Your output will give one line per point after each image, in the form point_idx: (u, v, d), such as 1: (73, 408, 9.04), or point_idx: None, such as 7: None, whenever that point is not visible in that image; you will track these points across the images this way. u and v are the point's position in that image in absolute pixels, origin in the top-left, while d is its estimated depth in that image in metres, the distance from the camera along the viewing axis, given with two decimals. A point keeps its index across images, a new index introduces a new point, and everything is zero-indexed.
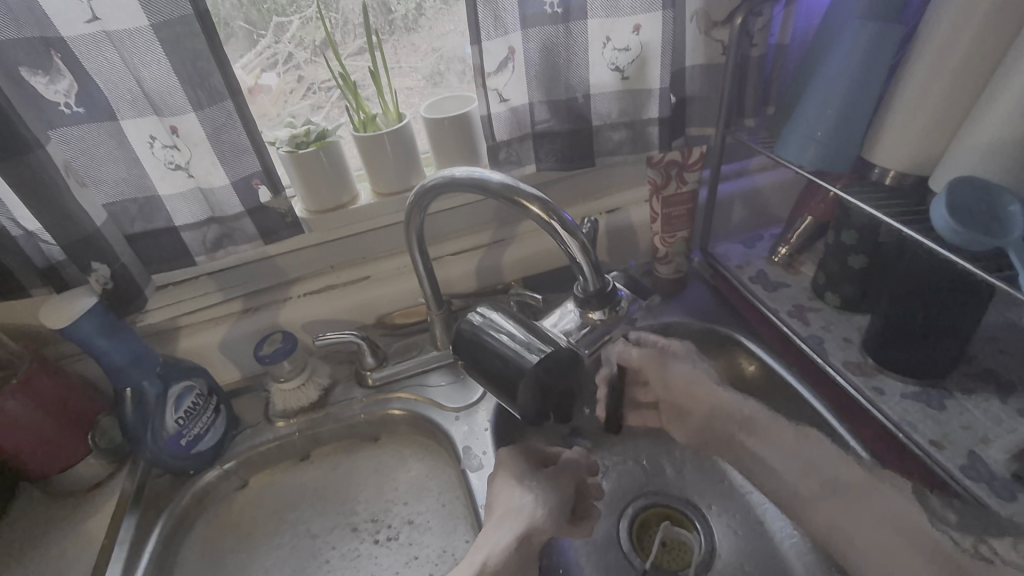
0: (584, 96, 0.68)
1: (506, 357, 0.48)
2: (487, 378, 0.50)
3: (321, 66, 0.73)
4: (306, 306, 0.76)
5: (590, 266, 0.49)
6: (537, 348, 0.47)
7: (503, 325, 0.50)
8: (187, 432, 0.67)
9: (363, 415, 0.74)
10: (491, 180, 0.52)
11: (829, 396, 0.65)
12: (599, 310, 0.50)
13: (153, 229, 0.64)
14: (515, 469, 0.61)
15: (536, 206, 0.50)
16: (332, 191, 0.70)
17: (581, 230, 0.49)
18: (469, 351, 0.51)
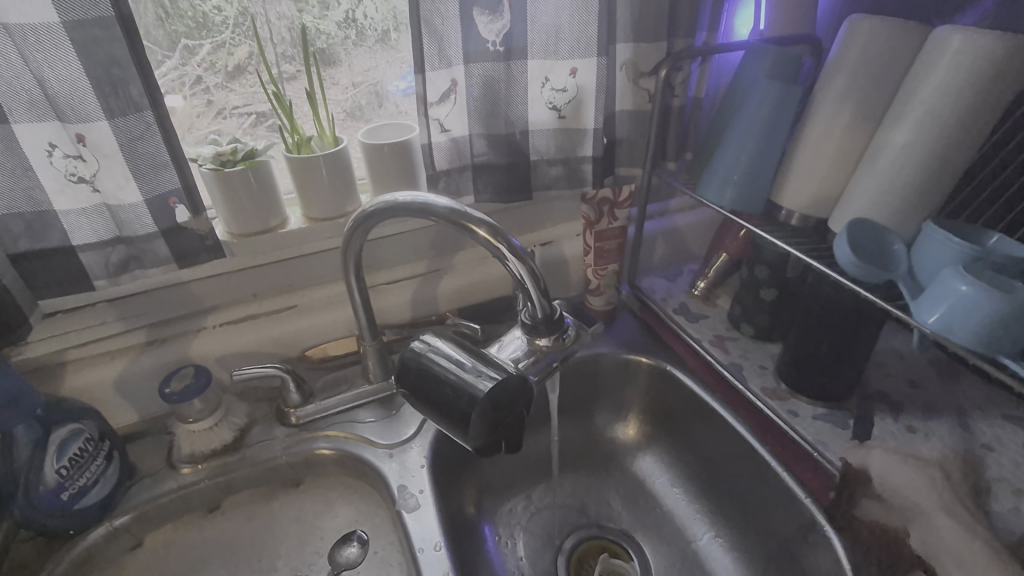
0: (523, 132, 0.71)
1: (455, 387, 0.46)
2: (433, 410, 0.47)
3: (233, 91, 0.69)
4: (221, 338, 0.70)
5: (540, 293, 0.49)
6: (489, 376, 0.46)
7: (450, 354, 0.48)
8: (71, 484, 0.58)
9: (284, 456, 0.68)
10: (437, 204, 0.52)
11: (753, 421, 0.69)
12: (546, 337, 0.50)
13: (41, 250, 0.56)
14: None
15: (484, 230, 0.50)
16: (260, 215, 0.65)
17: (530, 256, 0.49)
18: (413, 381, 0.48)
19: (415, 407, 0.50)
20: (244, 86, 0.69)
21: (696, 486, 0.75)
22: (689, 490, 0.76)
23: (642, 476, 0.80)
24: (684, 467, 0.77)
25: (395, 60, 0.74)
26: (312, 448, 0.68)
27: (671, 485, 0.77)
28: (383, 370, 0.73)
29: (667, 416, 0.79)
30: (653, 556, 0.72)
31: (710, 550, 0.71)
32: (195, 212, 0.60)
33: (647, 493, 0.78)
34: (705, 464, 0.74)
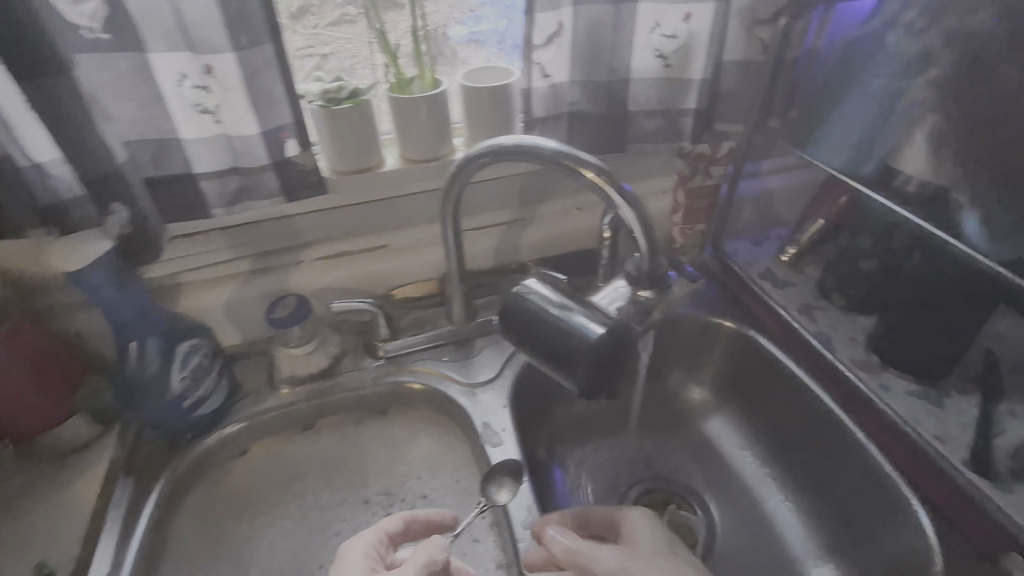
0: (624, 80, 0.68)
1: (564, 330, 0.47)
2: (539, 353, 0.49)
3: (296, 32, 0.69)
4: (321, 271, 0.74)
5: (648, 246, 0.49)
6: (598, 321, 0.47)
7: (555, 299, 0.50)
8: (192, 394, 0.63)
9: (374, 386, 0.72)
10: (544, 146, 0.53)
11: (839, 392, 0.68)
12: (649, 290, 0.50)
13: (168, 176, 0.59)
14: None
15: (593, 172, 0.51)
16: (360, 154, 0.67)
17: (637, 200, 0.50)
18: (521, 324, 0.50)
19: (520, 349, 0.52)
20: (308, 27, 0.69)
21: (768, 449, 0.76)
22: (760, 453, 0.77)
23: (710, 436, 0.80)
24: (756, 430, 0.78)
25: (457, 4, 0.71)
26: (401, 381, 0.72)
27: (739, 446, 0.78)
28: (467, 313, 0.75)
29: (742, 380, 0.78)
30: (717, 510, 0.74)
31: (778, 512, 0.72)
32: (304, 147, 0.62)
33: (714, 451, 0.79)
34: (778, 430, 0.75)
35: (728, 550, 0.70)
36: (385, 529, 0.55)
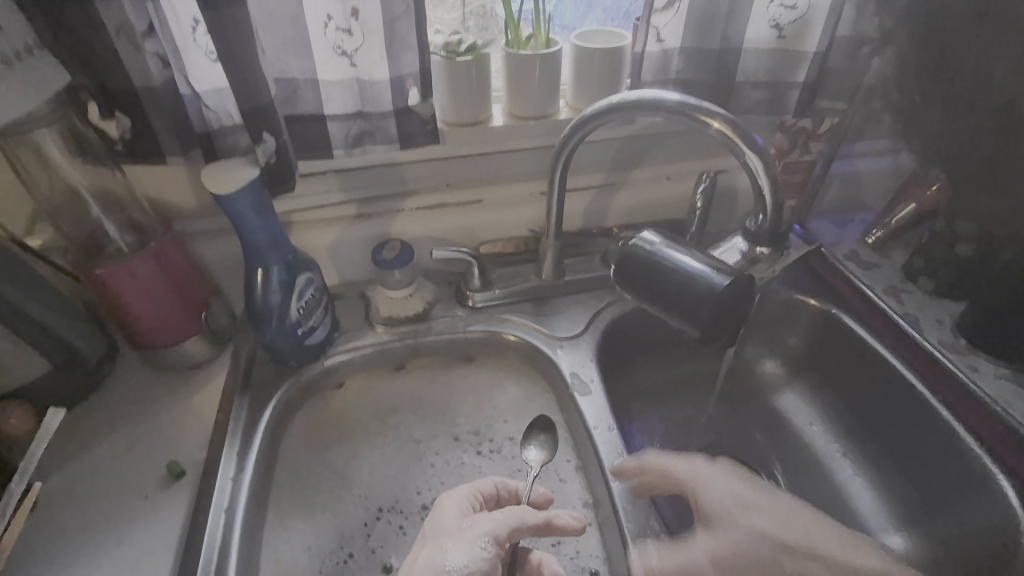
0: (735, 50, 0.69)
1: (688, 280, 0.49)
2: (661, 303, 0.51)
3: None
4: (418, 220, 0.77)
5: (773, 204, 0.52)
6: (723, 271, 0.49)
7: (673, 252, 0.51)
8: (305, 322, 0.68)
9: (465, 333, 0.76)
10: (669, 98, 0.55)
11: (928, 372, 0.68)
12: (767, 247, 0.53)
13: (301, 116, 0.64)
14: (440, 523, 0.53)
15: (717, 121, 0.53)
16: (473, 106, 0.69)
17: (766, 148, 0.52)
18: (641, 275, 0.52)
19: (638, 302, 0.54)
20: None
21: (840, 426, 0.78)
22: (832, 428, 0.79)
23: (782, 409, 0.83)
24: (829, 406, 0.80)
25: None
26: (492, 330, 0.76)
27: (810, 420, 0.81)
28: (556, 270, 0.78)
29: (818, 356, 0.81)
30: (784, 479, 0.77)
31: (850, 484, 0.75)
32: (424, 98, 0.64)
33: (783, 424, 0.82)
34: (854, 408, 0.77)
35: None
36: (478, 489, 0.57)
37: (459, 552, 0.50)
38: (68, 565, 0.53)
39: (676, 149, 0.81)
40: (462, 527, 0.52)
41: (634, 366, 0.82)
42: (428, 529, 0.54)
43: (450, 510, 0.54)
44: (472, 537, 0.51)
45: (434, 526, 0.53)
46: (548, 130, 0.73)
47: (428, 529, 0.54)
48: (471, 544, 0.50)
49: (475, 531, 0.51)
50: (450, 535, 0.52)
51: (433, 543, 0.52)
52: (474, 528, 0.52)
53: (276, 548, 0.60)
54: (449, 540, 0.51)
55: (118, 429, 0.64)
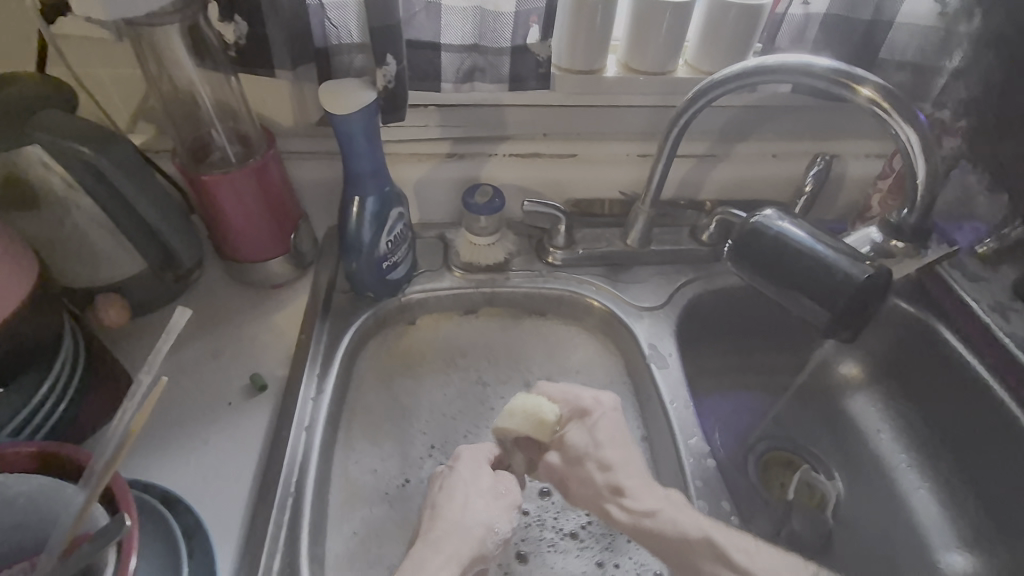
0: (887, 24, 0.64)
1: (822, 265, 0.50)
2: (783, 284, 0.53)
3: None
4: (510, 167, 0.74)
5: (924, 200, 0.50)
6: (864, 263, 0.49)
7: (802, 232, 0.52)
8: (391, 257, 0.67)
9: (540, 288, 0.74)
10: (817, 64, 0.51)
11: None
12: (905, 242, 0.51)
13: (417, 42, 0.61)
14: (472, 479, 0.56)
15: (870, 90, 0.49)
16: (591, 53, 0.65)
17: (923, 126, 0.48)
18: (769, 252, 0.53)
19: (751, 283, 0.56)
20: None
21: (912, 437, 0.75)
22: (903, 438, 0.75)
23: (851, 412, 0.79)
24: (904, 415, 0.76)
25: None
26: (570, 290, 0.74)
27: (879, 428, 0.77)
28: (643, 238, 0.75)
29: (899, 364, 0.76)
30: (842, 481, 0.74)
31: (915, 497, 0.71)
32: (544, 38, 0.61)
33: (849, 427, 0.78)
34: (933, 420, 0.73)
35: (853, 520, 0.71)
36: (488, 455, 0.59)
37: (504, 520, 0.54)
38: (157, 457, 0.55)
39: (789, 126, 0.76)
40: (497, 493, 0.55)
41: (706, 346, 0.79)
42: (460, 475, 0.56)
43: (481, 471, 0.57)
44: (507, 506, 0.55)
45: (468, 478, 0.56)
46: (665, 88, 0.69)
47: (463, 476, 0.56)
48: (509, 513, 0.54)
49: (508, 498, 0.55)
50: (485, 497, 0.55)
51: (471, 497, 0.54)
52: (508, 496, 0.56)
53: (345, 469, 0.61)
54: (489, 500, 0.55)
55: (201, 336, 0.65)
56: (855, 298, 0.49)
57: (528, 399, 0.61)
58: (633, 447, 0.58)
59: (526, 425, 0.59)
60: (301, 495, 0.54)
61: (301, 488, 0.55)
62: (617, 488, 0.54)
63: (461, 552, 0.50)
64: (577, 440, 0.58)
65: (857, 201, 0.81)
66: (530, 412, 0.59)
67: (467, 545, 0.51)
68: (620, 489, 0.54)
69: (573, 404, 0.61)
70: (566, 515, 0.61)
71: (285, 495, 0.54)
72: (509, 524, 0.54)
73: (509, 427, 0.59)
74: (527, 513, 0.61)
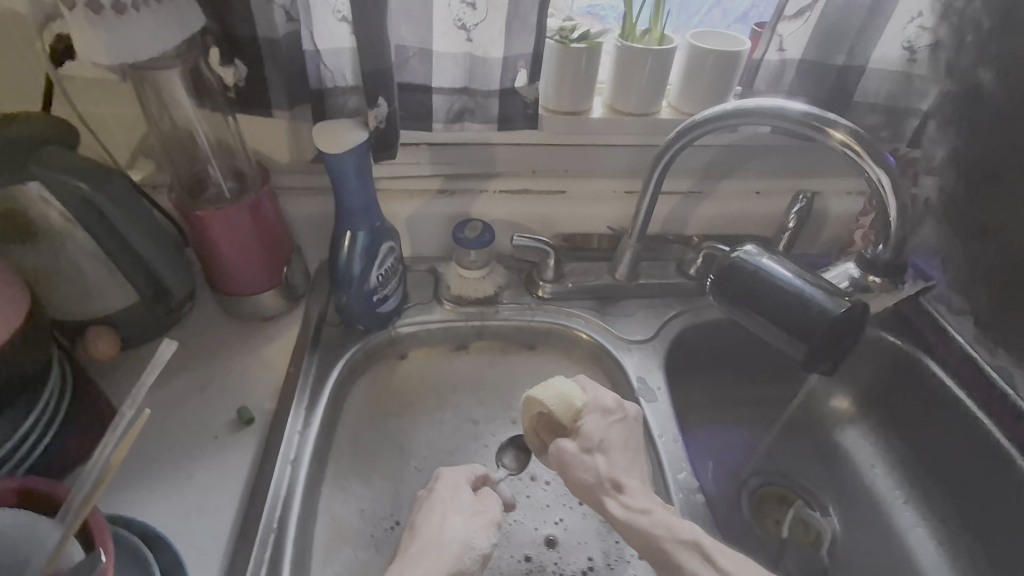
0: (859, 69, 0.68)
1: (801, 301, 0.51)
2: (763, 319, 0.53)
3: None
4: (500, 203, 0.76)
5: (896, 236, 0.51)
6: (841, 298, 0.50)
7: (780, 268, 0.54)
8: (382, 290, 0.68)
9: (530, 322, 0.75)
10: (791, 108, 0.53)
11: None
12: (880, 277, 0.53)
13: (409, 85, 0.64)
14: (450, 497, 0.56)
15: (843, 134, 0.51)
16: (577, 96, 0.68)
17: (894, 167, 0.50)
18: (748, 287, 0.54)
19: (733, 317, 0.56)
20: None
21: (903, 471, 0.74)
22: (895, 472, 0.75)
23: (843, 447, 0.78)
24: (896, 450, 0.75)
25: None
26: (560, 324, 0.74)
27: (871, 463, 0.76)
28: (630, 272, 0.76)
29: (883, 398, 0.77)
30: (837, 517, 0.73)
31: (911, 536, 0.70)
32: (532, 81, 0.63)
33: (840, 461, 0.78)
34: (923, 454, 0.73)
35: (850, 557, 0.69)
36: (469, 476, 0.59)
37: (481, 534, 0.52)
38: (140, 493, 0.55)
39: (771, 165, 0.79)
40: (475, 509, 0.55)
41: (694, 380, 0.79)
42: (438, 496, 0.56)
43: (460, 490, 0.56)
44: (487, 522, 0.54)
45: (446, 497, 0.56)
46: (649, 129, 0.72)
47: (439, 497, 0.56)
48: (488, 528, 0.53)
49: (488, 515, 0.55)
50: (463, 515, 0.54)
51: (448, 515, 0.54)
52: (487, 512, 0.55)
53: (330, 504, 0.61)
54: (468, 517, 0.54)
55: (191, 369, 0.65)
56: (833, 333, 0.51)
57: (566, 382, 0.60)
58: (642, 458, 0.59)
59: (558, 404, 0.58)
60: (284, 530, 0.54)
61: (284, 524, 0.54)
62: (619, 484, 0.55)
63: (437, 565, 0.49)
64: (594, 430, 0.58)
65: (840, 236, 0.83)
66: (561, 394, 0.59)
67: (443, 560, 0.50)
68: (617, 484, 0.55)
69: (598, 399, 0.60)
70: (564, 558, 0.59)
71: (267, 532, 0.53)
72: (488, 539, 0.52)
73: (542, 399, 0.58)
74: (525, 557, 0.59)
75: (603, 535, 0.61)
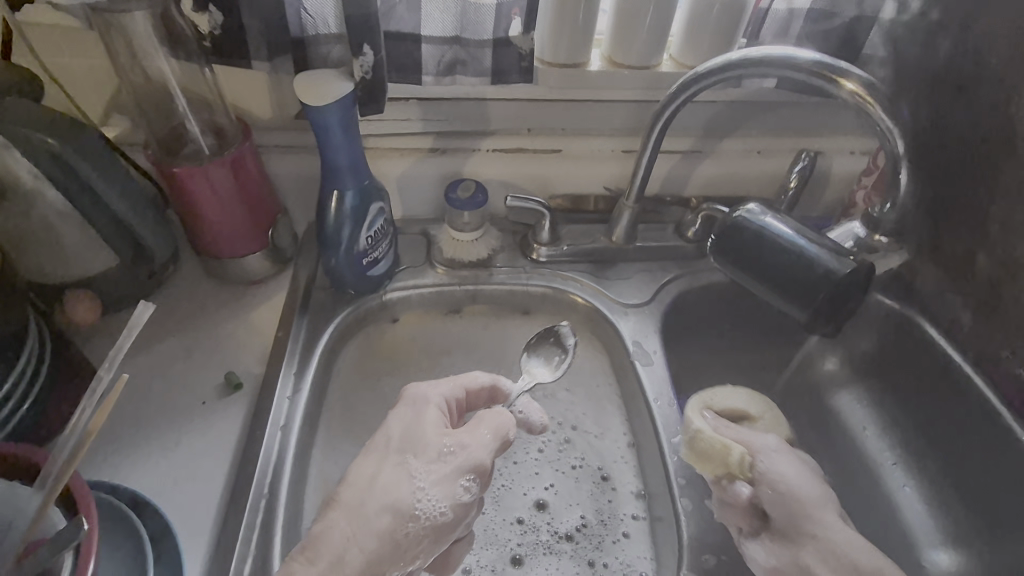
0: (870, 19, 0.64)
1: (804, 260, 0.50)
2: (764, 280, 0.52)
3: None
4: (494, 162, 0.73)
5: (905, 194, 0.50)
6: (846, 257, 0.49)
7: (783, 227, 0.52)
8: (372, 253, 0.66)
9: (524, 285, 0.73)
10: (800, 58, 0.50)
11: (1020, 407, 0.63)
12: (887, 237, 0.52)
13: (397, 34, 0.60)
14: (407, 436, 0.49)
15: (855, 85, 0.48)
16: (574, 48, 0.65)
17: (906, 122, 0.48)
18: (749, 247, 0.53)
19: (735, 279, 0.55)
20: None
21: (896, 433, 0.74)
22: (888, 434, 0.75)
23: (837, 410, 0.78)
24: (888, 413, 0.75)
25: None
26: (555, 287, 0.73)
27: (864, 425, 0.76)
28: (628, 234, 0.74)
29: (878, 362, 0.76)
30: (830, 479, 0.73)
31: (902, 496, 0.71)
32: (526, 30, 0.60)
33: (833, 423, 0.78)
34: (916, 417, 0.73)
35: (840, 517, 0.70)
36: (466, 385, 0.55)
37: (434, 493, 0.46)
38: (128, 459, 0.54)
39: (774, 122, 0.76)
40: (440, 447, 0.49)
41: (691, 344, 0.78)
42: (393, 428, 0.50)
43: (424, 422, 0.50)
44: (448, 467, 0.48)
45: (397, 444, 0.49)
46: (649, 83, 0.68)
47: (399, 426, 0.50)
48: (446, 483, 0.47)
49: (453, 463, 0.48)
50: (420, 463, 0.48)
51: (389, 471, 0.48)
52: (450, 459, 0.48)
53: (322, 470, 0.60)
54: (420, 466, 0.48)
55: (175, 333, 0.63)
56: (835, 293, 0.49)
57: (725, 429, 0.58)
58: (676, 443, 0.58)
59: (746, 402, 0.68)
60: (275, 496, 0.53)
61: (275, 489, 0.53)
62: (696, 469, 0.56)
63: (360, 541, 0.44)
64: (785, 468, 0.55)
65: (842, 197, 0.81)
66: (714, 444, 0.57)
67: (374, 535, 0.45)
68: None
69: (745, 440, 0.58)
70: (558, 518, 0.60)
71: (257, 497, 0.52)
72: (442, 496, 0.46)
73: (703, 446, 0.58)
74: (518, 519, 0.59)
75: (593, 496, 0.61)
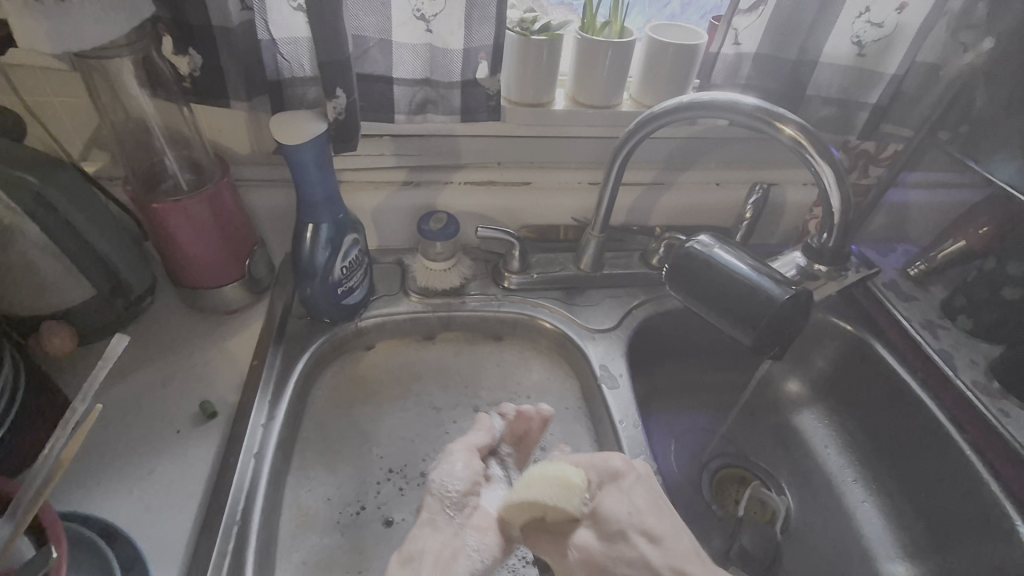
0: (810, 63, 0.70)
1: (751, 289, 0.53)
2: (716, 308, 0.55)
3: None
4: (465, 194, 0.77)
5: (840, 225, 0.54)
6: (787, 285, 0.53)
7: (731, 258, 0.55)
8: (347, 282, 0.68)
9: (495, 312, 0.75)
10: (742, 102, 0.54)
11: (966, 422, 0.66)
12: (826, 265, 0.56)
13: (369, 76, 0.64)
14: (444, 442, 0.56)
15: (792, 129, 0.53)
16: (539, 88, 0.69)
17: (838, 160, 0.52)
18: (700, 276, 0.56)
19: (688, 304, 0.58)
20: None
21: (856, 450, 0.77)
22: (847, 452, 0.78)
23: (800, 429, 0.81)
24: (849, 431, 0.78)
25: None
26: (525, 313, 0.75)
27: (825, 444, 0.79)
28: (595, 262, 0.77)
29: (834, 380, 0.80)
30: (793, 496, 0.76)
31: (862, 512, 0.73)
32: (493, 73, 0.63)
33: (796, 442, 0.81)
34: (873, 434, 0.76)
35: (802, 533, 0.72)
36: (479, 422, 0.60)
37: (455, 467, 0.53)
38: (100, 488, 0.54)
39: (732, 154, 0.80)
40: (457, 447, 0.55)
41: (659, 366, 0.81)
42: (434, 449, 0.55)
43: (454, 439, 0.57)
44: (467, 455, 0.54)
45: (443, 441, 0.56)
46: (611, 120, 0.73)
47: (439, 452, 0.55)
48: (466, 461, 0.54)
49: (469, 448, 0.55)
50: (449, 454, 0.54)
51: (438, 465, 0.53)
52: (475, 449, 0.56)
53: (295, 496, 0.61)
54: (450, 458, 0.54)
55: (150, 363, 0.65)
56: (781, 318, 0.53)
57: (550, 467, 0.51)
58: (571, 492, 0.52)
59: (557, 493, 0.48)
60: (246, 522, 0.54)
61: (247, 516, 0.54)
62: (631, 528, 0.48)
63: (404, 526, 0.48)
64: (614, 508, 0.49)
65: (798, 225, 0.85)
66: (557, 479, 0.49)
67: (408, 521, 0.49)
68: None
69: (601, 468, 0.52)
70: None
71: (229, 524, 0.53)
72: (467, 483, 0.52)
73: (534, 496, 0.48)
74: None
75: None
